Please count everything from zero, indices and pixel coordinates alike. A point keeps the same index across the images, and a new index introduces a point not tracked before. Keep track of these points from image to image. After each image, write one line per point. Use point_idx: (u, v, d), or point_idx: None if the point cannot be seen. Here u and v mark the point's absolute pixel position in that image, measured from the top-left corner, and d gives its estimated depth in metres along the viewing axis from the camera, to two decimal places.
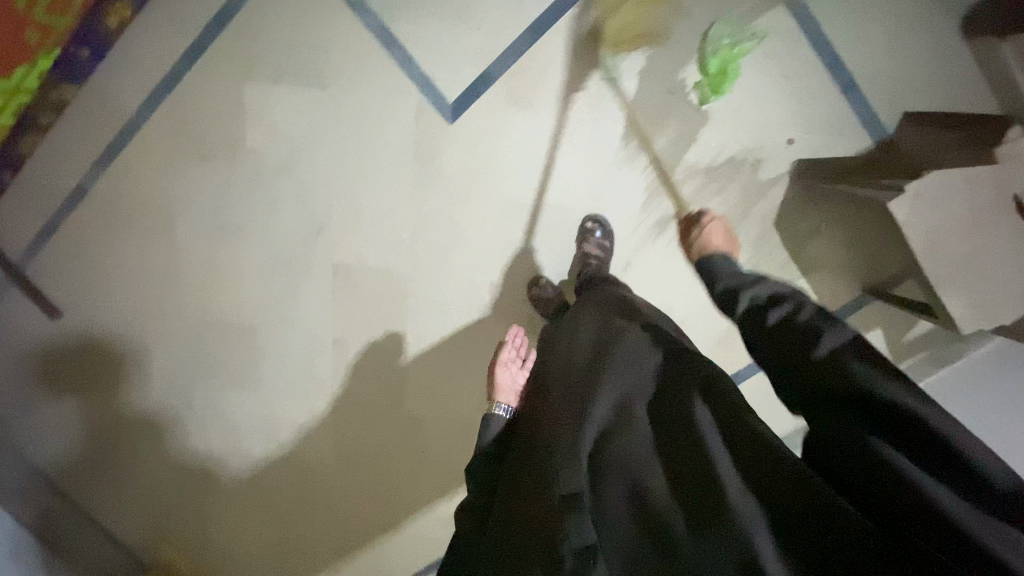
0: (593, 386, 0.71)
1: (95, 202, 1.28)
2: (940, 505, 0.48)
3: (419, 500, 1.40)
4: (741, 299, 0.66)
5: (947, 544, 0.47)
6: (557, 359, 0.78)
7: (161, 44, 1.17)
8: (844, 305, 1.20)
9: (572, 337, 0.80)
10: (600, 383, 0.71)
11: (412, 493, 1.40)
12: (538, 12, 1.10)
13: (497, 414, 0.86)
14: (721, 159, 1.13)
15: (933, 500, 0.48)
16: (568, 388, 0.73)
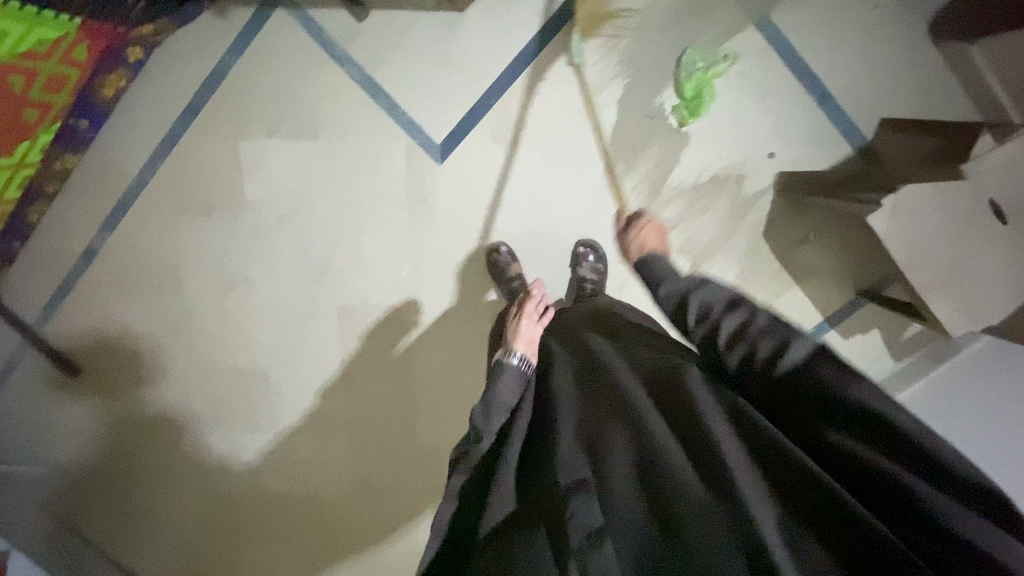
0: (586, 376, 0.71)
1: (105, 263, 1.32)
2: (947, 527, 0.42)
3: (409, 508, 1.42)
4: (690, 311, 0.63)
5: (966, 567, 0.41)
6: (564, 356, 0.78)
7: (158, 111, 1.22)
8: (839, 310, 1.23)
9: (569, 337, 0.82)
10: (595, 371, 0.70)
11: (403, 503, 1.42)
12: (516, 49, 1.13)
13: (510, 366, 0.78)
14: (705, 177, 1.16)
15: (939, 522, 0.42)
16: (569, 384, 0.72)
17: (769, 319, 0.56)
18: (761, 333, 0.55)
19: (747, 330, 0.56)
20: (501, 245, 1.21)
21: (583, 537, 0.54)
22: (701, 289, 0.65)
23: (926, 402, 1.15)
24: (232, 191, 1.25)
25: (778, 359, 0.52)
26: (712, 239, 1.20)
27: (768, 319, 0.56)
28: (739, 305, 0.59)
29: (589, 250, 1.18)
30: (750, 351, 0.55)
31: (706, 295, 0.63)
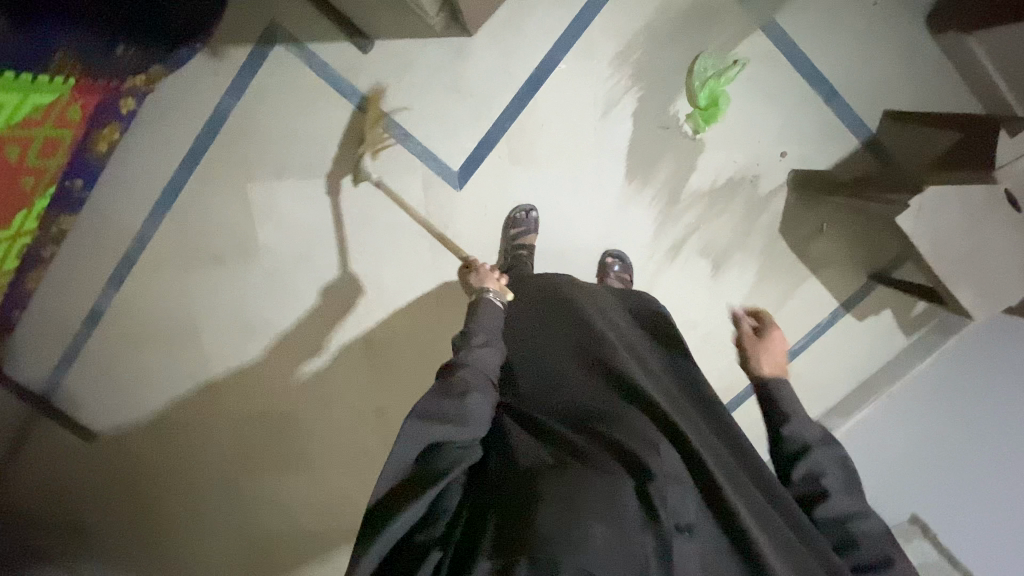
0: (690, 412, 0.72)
1: (113, 321, 1.27)
2: None
3: None
4: (801, 466, 0.66)
5: None
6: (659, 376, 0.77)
7: (156, 161, 1.16)
8: (853, 294, 1.28)
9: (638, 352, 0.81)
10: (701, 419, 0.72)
11: None
12: (528, 69, 1.11)
13: (487, 301, 0.82)
14: (721, 180, 1.18)
15: None
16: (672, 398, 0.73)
17: (881, 529, 0.62)
18: (867, 532, 0.61)
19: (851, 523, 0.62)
20: (528, 208, 1.18)
21: (670, 525, 0.56)
22: (822, 449, 0.66)
23: (936, 379, 1.21)
24: (243, 238, 1.21)
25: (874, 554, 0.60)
26: (731, 240, 1.23)
27: (877, 527, 0.62)
28: (855, 495, 0.64)
29: (617, 262, 1.18)
30: (842, 535, 0.62)
31: (824, 459, 0.66)
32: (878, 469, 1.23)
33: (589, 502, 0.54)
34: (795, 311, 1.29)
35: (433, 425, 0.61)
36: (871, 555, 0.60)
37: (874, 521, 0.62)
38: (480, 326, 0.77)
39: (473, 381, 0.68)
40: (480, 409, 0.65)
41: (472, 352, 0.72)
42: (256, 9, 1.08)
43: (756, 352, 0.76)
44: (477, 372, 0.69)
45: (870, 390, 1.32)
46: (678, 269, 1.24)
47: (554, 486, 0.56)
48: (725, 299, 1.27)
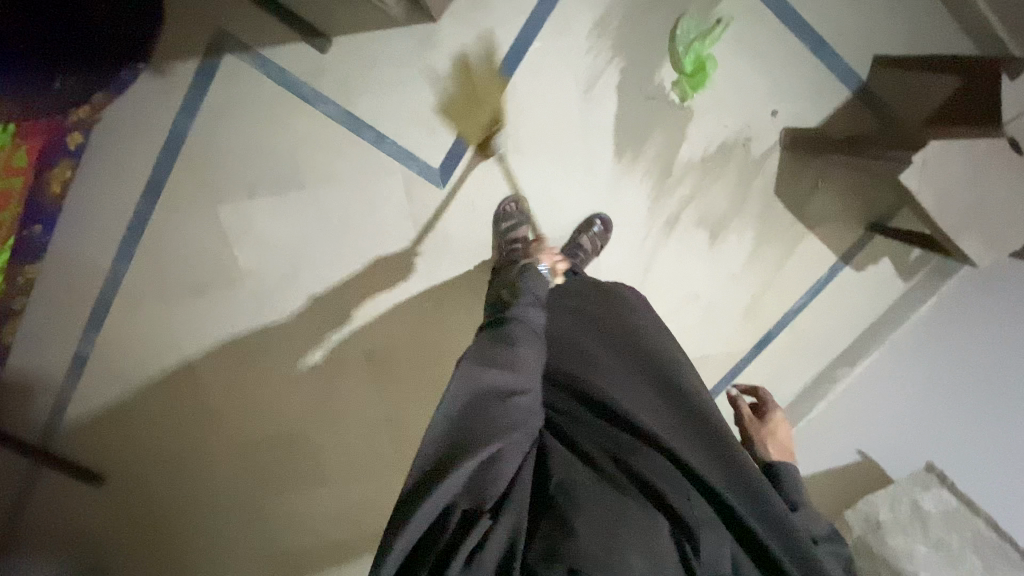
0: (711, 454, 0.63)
1: (100, 365, 1.21)
2: None
3: None
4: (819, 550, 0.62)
5: None
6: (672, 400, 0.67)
7: (115, 194, 1.08)
8: (851, 248, 1.27)
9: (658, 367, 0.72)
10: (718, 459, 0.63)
11: None
12: (502, 52, 1.04)
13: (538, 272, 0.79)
14: (713, 148, 1.14)
15: None
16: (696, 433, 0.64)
17: None
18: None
19: None
20: (519, 199, 1.13)
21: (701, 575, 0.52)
22: (830, 545, 0.63)
23: (941, 323, 1.23)
24: (223, 264, 1.15)
25: None
26: (728, 207, 1.20)
27: None
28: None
29: (601, 225, 1.14)
30: None
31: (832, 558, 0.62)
32: (868, 421, 1.29)
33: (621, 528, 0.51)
34: (796, 271, 1.28)
35: (484, 371, 0.59)
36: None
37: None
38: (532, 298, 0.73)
39: (525, 336, 0.65)
40: (527, 364, 0.63)
41: (521, 310, 0.69)
42: (200, 18, 0.99)
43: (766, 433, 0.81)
44: (529, 330, 0.67)
45: (872, 338, 1.32)
46: (676, 243, 1.22)
47: (585, 503, 0.53)
48: (725, 267, 1.25)
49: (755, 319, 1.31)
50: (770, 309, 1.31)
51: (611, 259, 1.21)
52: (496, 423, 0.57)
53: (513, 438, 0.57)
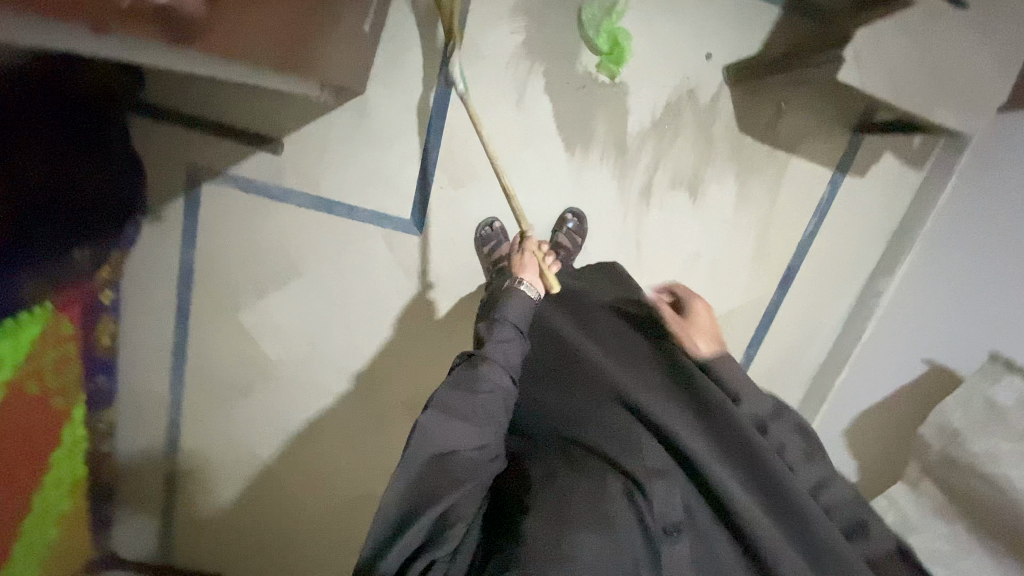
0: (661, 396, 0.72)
1: (187, 479, 1.36)
2: None
3: None
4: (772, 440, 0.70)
5: None
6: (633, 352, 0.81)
7: (155, 330, 1.24)
8: (843, 156, 1.21)
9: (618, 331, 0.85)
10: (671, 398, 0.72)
11: None
12: (429, 95, 1.11)
13: (516, 290, 0.78)
14: (659, 111, 1.14)
15: None
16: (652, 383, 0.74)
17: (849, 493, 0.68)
18: (834, 499, 0.67)
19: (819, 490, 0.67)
20: (493, 219, 1.18)
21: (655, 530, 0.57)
22: (780, 424, 0.73)
23: (972, 196, 1.12)
24: (257, 361, 1.27)
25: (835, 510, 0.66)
26: (696, 160, 1.19)
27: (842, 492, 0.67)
28: (813, 464, 0.69)
29: (574, 219, 1.19)
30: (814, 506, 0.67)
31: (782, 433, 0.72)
32: (913, 324, 1.18)
33: (577, 505, 0.55)
34: (792, 198, 1.23)
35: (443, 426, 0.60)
36: (845, 522, 0.66)
37: (838, 487, 0.68)
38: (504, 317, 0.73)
39: (495, 375, 0.65)
40: (492, 406, 0.64)
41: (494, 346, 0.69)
42: (172, 161, 1.13)
43: (687, 324, 0.82)
44: (501, 369, 0.66)
45: (902, 239, 1.25)
46: (658, 210, 1.22)
47: (537, 499, 0.56)
48: (715, 217, 1.23)
49: (765, 257, 1.27)
50: (777, 244, 1.26)
51: (599, 246, 1.23)
52: (450, 477, 0.59)
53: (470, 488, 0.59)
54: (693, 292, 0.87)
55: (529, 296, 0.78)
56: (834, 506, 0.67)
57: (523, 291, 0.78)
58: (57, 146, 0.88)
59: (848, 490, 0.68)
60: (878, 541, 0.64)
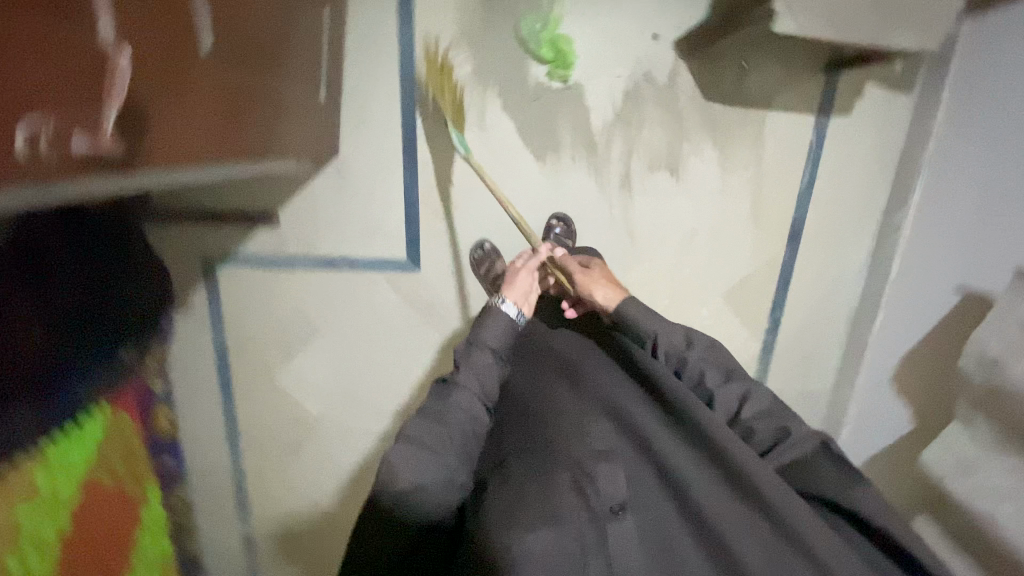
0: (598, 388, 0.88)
1: (263, 537, 1.47)
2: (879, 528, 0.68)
3: None
4: (699, 388, 0.85)
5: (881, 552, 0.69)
6: (576, 351, 0.96)
7: (206, 408, 1.36)
8: (822, 98, 1.17)
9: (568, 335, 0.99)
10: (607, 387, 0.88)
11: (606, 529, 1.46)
12: (398, 140, 1.16)
13: (501, 308, 0.86)
14: (619, 101, 1.15)
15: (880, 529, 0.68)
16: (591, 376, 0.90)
17: (767, 410, 0.82)
18: (760, 419, 0.81)
19: (743, 418, 0.82)
20: (483, 241, 1.22)
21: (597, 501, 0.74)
22: (701, 358, 0.86)
23: (970, 106, 1.04)
24: (299, 418, 1.36)
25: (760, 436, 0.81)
26: (668, 139, 1.18)
27: (762, 409, 0.82)
28: (736, 383, 0.84)
29: (560, 224, 1.21)
30: (744, 432, 0.82)
31: (704, 368, 0.85)
32: (936, 254, 1.11)
33: (532, 484, 0.73)
34: (777, 153, 1.20)
35: (419, 451, 0.72)
36: (768, 440, 0.80)
37: (759, 400, 0.83)
38: (479, 339, 0.83)
39: (464, 401, 0.76)
40: (464, 426, 0.75)
41: (465, 365, 0.80)
42: (187, 255, 1.24)
43: (587, 281, 0.95)
44: (468, 390, 0.77)
45: (908, 167, 1.18)
46: (641, 196, 1.22)
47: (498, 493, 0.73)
48: (702, 189, 1.22)
49: (764, 217, 1.24)
50: (773, 202, 1.23)
51: (591, 243, 1.25)
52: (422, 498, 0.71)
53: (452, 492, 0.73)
54: (592, 256, 1.01)
55: (513, 312, 0.87)
56: (757, 430, 0.81)
57: (503, 307, 0.87)
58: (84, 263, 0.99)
59: (768, 404, 0.82)
60: (796, 446, 0.79)
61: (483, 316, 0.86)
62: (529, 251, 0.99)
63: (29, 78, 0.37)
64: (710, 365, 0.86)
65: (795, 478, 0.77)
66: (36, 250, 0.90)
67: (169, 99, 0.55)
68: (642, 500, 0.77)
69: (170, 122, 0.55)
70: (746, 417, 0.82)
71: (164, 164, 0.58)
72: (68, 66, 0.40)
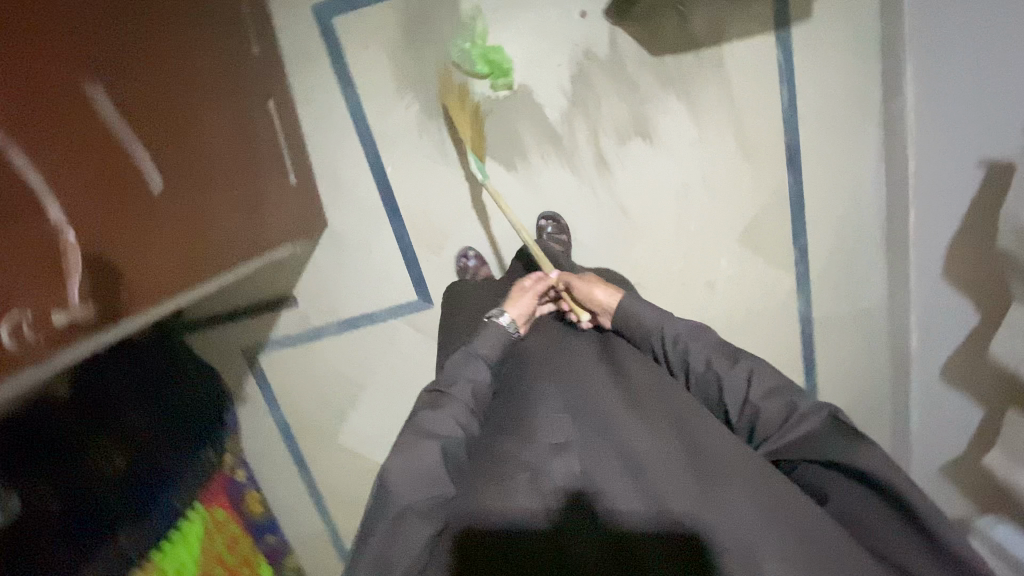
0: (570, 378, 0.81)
1: None
2: (908, 507, 0.59)
3: None
4: (699, 372, 0.74)
5: (905, 534, 0.59)
6: (552, 350, 0.88)
7: (289, 481, 1.47)
8: (777, 11, 1.10)
9: (547, 334, 0.92)
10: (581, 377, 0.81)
11: None
12: (375, 194, 1.20)
13: (499, 322, 0.85)
14: (569, 88, 1.15)
15: (912, 507, 0.58)
16: (564, 368, 0.83)
17: (777, 385, 0.69)
18: (767, 398, 0.68)
19: (751, 399, 0.69)
20: (483, 259, 1.25)
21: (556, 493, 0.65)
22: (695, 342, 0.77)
23: None
24: (371, 470, 1.44)
25: (770, 412, 0.68)
26: (630, 106, 1.16)
27: (770, 387, 0.69)
28: (739, 363, 0.72)
29: (551, 222, 1.22)
30: (750, 416, 0.70)
31: (700, 352, 0.75)
32: (943, 131, 1.02)
33: (499, 482, 0.67)
34: (746, 82, 1.15)
35: (400, 458, 0.65)
36: (776, 418, 0.68)
37: (765, 376, 0.70)
38: (474, 348, 0.80)
39: (458, 411, 0.72)
40: (453, 436, 0.69)
41: (459, 373, 0.77)
42: (230, 353, 1.34)
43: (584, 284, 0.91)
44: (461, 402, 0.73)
45: (892, 50, 1.09)
46: (622, 170, 1.20)
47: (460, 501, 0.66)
48: (680, 144, 1.19)
49: (754, 150, 1.19)
50: (758, 132, 1.18)
51: (586, 230, 1.24)
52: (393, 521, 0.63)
53: (429, 507, 0.64)
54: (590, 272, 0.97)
55: (510, 328, 0.85)
56: (763, 411, 0.68)
57: (503, 323, 0.85)
58: (136, 395, 1.08)
59: (776, 379, 0.70)
60: (805, 423, 0.66)
61: (481, 331, 0.84)
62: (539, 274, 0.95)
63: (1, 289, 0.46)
64: (710, 348, 0.75)
65: (808, 462, 0.66)
66: (107, 397, 1.01)
67: (138, 244, 0.63)
68: (631, 488, 0.65)
69: (142, 257, 0.64)
70: (754, 396, 0.69)
71: (160, 295, 0.67)
72: (31, 264, 0.49)
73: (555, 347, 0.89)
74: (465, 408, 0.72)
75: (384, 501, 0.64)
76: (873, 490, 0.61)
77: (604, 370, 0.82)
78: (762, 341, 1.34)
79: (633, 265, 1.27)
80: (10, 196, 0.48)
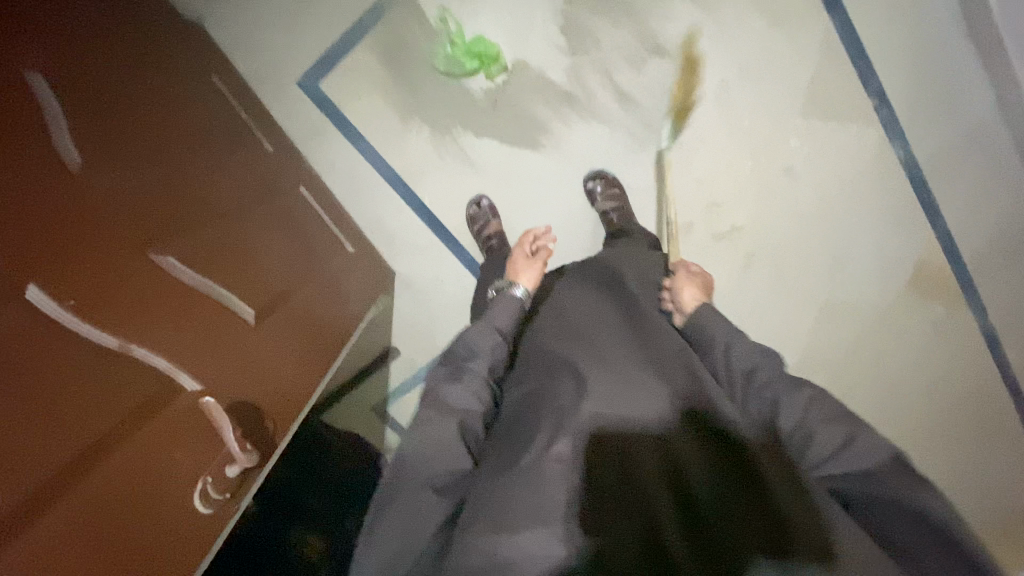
0: (597, 354, 0.72)
1: None
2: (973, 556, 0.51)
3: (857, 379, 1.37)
4: (757, 387, 0.65)
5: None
6: (580, 321, 0.79)
7: None
8: None
9: (579, 301, 0.83)
10: (611, 352, 0.72)
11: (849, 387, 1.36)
12: (424, 228, 1.22)
13: (513, 292, 0.81)
14: (563, 43, 1.09)
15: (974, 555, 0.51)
16: (590, 344, 0.74)
17: (839, 410, 0.61)
18: (826, 424, 0.59)
19: (806, 421, 0.60)
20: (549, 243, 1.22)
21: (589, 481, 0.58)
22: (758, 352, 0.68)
23: None
24: None
25: (823, 438, 0.59)
26: (631, 32, 1.09)
27: (828, 412, 0.60)
28: (804, 387, 0.63)
29: (598, 181, 1.16)
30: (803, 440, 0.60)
31: (765, 365, 0.66)
32: None
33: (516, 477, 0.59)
34: None
35: (417, 440, 0.61)
36: (828, 446, 0.58)
37: (827, 404, 0.61)
38: (489, 319, 0.76)
39: (476, 390, 0.68)
40: (471, 411, 0.66)
41: (476, 342, 0.72)
42: (363, 414, 1.44)
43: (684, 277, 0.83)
44: (479, 380, 0.69)
45: None
46: (648, 98, 1.13)
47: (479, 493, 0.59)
48: (698, 45, 1.09)
49: (781, 13, 1.07)
50: None
51: (637, 173, 1.18)
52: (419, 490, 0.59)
53: (448, 484, 0.61)
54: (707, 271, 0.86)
55: (519, 296, 0.80)
56: (818, 436, 0.59)
57: (518, 292, 0.81)
58: (310, 485, 1.14)
59: (840, 409, 0.61)
60: (861, 460, 0.57)
61: (494, 301, 0.80)
62: (545, 236, 0.94)
63: (178, 477, 0.55)
64: (776, 368, 0.66)
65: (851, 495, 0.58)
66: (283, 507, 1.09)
67: (238, 371, 0.67)
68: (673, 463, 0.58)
69: (258, 381, 0.70)
70: (809, 416, 0.60)
71: (286, 410, 0.74)
72: (188, 439, 0.57)
73: (583, 317, 0.80)
74: (485, 390, 0.69)
75: (397, 487, 0.59)
76: (938, 535, 0.52)
77: (634, 346, 0.73)
78: (873, 204, 1.19)
79: (698, 189, 1.19)
80: (151, 394, 0.55)
